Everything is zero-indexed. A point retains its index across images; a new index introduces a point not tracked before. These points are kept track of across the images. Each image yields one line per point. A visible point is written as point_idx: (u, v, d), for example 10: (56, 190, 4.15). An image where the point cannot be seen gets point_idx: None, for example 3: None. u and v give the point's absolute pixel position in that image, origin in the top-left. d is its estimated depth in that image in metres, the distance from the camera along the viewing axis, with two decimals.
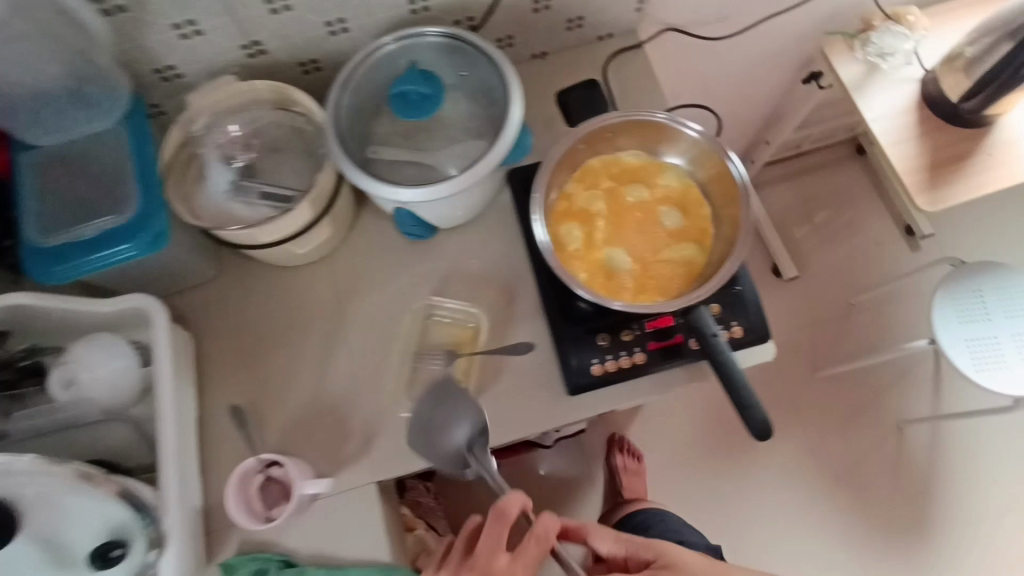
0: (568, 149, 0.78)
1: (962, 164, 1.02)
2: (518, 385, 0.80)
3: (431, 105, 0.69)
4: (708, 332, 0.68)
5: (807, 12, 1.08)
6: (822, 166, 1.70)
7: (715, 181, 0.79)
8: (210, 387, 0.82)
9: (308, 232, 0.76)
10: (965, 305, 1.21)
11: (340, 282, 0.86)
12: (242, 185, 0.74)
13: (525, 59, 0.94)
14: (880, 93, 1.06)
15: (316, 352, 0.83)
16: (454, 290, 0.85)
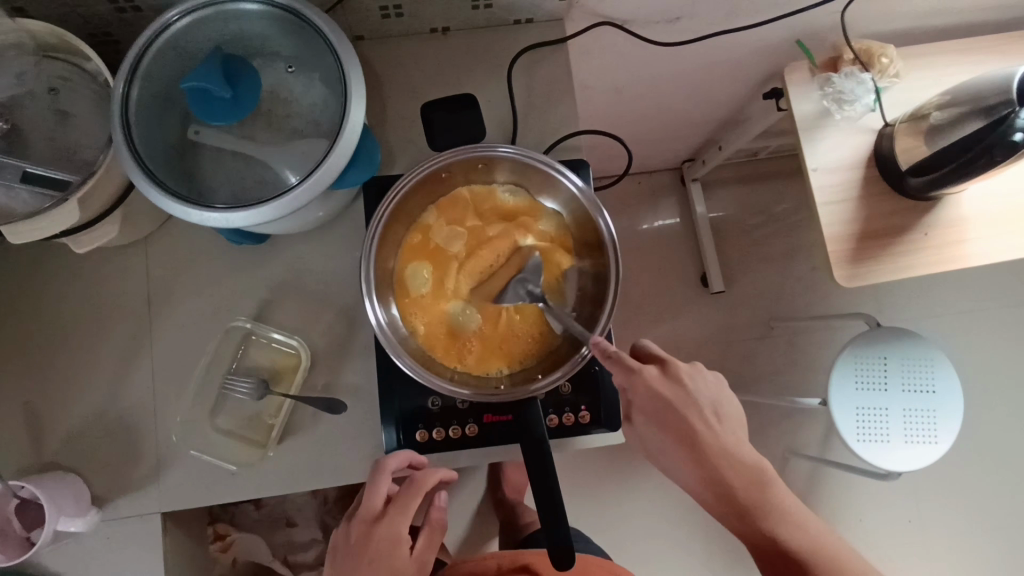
0: (426, 179, 0.64)
1: (892, 240, 0.92)
2: (338, 430, 0.71)
3: (236, 110, 0.54)
4: (536, 432, 0.60)
5: (775, 27, 0.92)
6: (778, 174, 1.52)
7: (593, 241, 0.66)
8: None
9: (90, 226, 0.61)
10: (867, 369, 1.17)
11: (154, 276, 0.73)
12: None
13: (420, 37, 0.78)
14: (832, 141, 0.93)
15: (114, 356, 0.72)
16: (287, 308, 0.73)
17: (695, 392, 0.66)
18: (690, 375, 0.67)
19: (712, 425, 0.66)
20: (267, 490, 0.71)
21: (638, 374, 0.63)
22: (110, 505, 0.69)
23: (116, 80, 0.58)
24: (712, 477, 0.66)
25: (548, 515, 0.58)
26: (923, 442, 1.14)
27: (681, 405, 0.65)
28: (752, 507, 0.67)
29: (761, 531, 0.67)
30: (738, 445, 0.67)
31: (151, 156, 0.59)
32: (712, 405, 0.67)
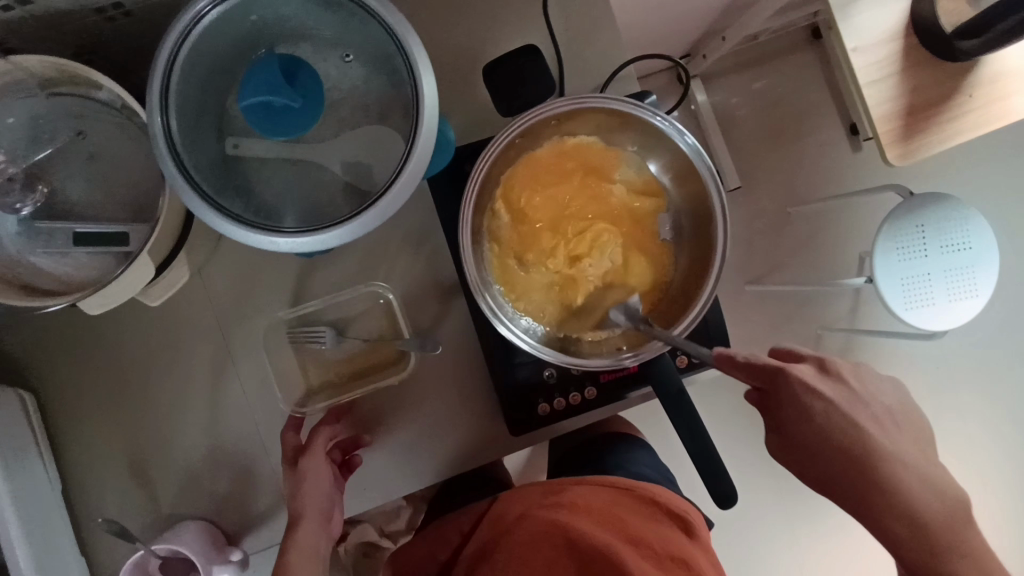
0: (503, 150, 0.59)
1: (940, 108, 0.90)
2: (448, 421, 0.69)
3: (304, 120, 0.48)
4: (674, 386, 0.59)
5: None
6: (778, 54, 1.43)
7: (685, 180, 0.63)
8: (78, 447, 0.67)
9: (162, 272, 0.56)
10: (906, 240, 1.17)
11: (221, 307, 0.68)
12: (43, 226, 0.52)
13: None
14: (867, 15, 0.89)
15: (206, 399, 0.68)
16: (368, 312, 0.69)
17: (865, 394, 0.61)
18: (856, 375, 0.62)
19: (887, 427, 0.60)
20: (393, 494, 0.70)
21: (782, 376, 0.58)
22: (247, 540, 0.68)
23: (150, 111, 0.50)
24: (906, 506, 0.57)
25: (701, 460, 0.59)
26: (966, 298, 1.17)
27: (848, 405, 0.59)
28: (941, 534, 0.58)
29: (949, 570, 0.57)
30: (922, 459, 0.60)
31: (211, 186, 0.52)
32: (884, 405, 0.61)
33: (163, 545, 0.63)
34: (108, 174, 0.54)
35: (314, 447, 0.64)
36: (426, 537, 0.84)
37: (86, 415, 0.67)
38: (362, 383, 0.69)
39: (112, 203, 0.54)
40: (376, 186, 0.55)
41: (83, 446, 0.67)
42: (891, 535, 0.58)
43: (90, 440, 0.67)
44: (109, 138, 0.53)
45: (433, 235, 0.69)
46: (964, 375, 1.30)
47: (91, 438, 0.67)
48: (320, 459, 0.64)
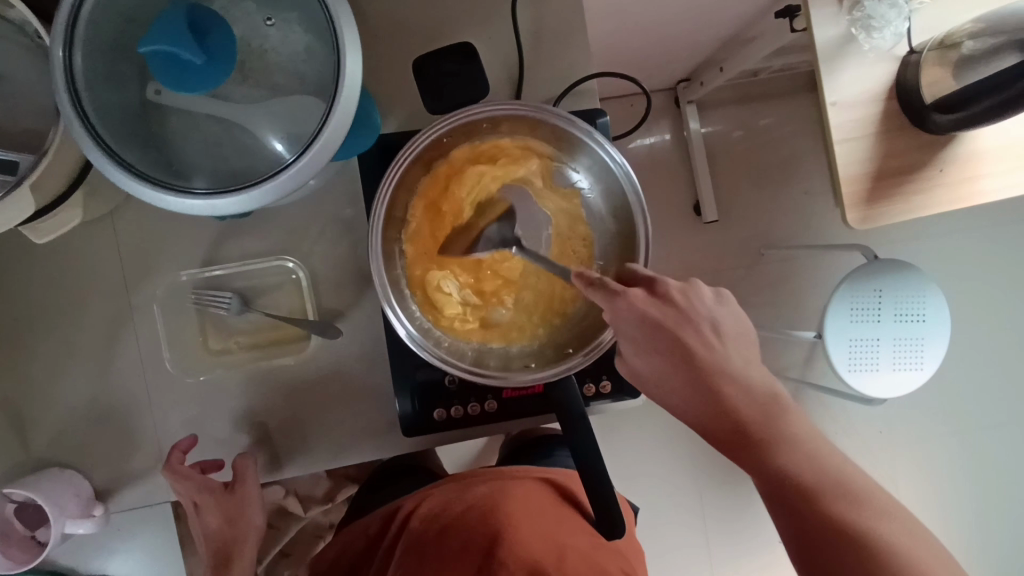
0: (429, 145, 0.58)
1: (907, 177, 0.89)
2: (340, 407, 0.67)
3: (208, 77, 0.45)
4: (574, 409, 0.56)
5: None
6: (774, 94, 1.41)
7: (613, 199, 0.61)
8: None
9: (50, 211, 0.54)
10: (861, 301, 1.16)
11: (125, 255, 0.65)
12: None
13: None
14: (852, 71, 0.87)
15: (95, 346, 0.65)
16: (277, 285, 0.67)
17: (693, 310, 0.55)
18: (685, 293, 0.56)
19: (713, 345, 0.55)
20: (272, 473, 0.67)
21: (622, 300, 0.53)
22: (115, 499, 0.66)
23: (53, 41, 0.47)
24: (724, 408, 0.54)
25: (595, 491, 0.56)
26: (910, 368, 1.16)
27: (674, 325, 0.54)
28: (760, 440, 0.54)
29: (775, 468, 0.52)
30: (748, 365, 0.56)
31: (109, 130, 0.49)
32: (712, 321, 0.56)
33: (18, 491, 0.60)
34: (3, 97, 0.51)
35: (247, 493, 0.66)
36: (347, 530, 0.81)
37: None
38: (262, 356, 0.67)
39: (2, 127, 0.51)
40: (288, 158, 0.52)
41: None
42: (711, 435, 0.55)
43: None
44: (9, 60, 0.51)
45: (356, 217, 0.66)
46: (904, 444, 1.28)
47: None
48: (253, 497, 0.67)
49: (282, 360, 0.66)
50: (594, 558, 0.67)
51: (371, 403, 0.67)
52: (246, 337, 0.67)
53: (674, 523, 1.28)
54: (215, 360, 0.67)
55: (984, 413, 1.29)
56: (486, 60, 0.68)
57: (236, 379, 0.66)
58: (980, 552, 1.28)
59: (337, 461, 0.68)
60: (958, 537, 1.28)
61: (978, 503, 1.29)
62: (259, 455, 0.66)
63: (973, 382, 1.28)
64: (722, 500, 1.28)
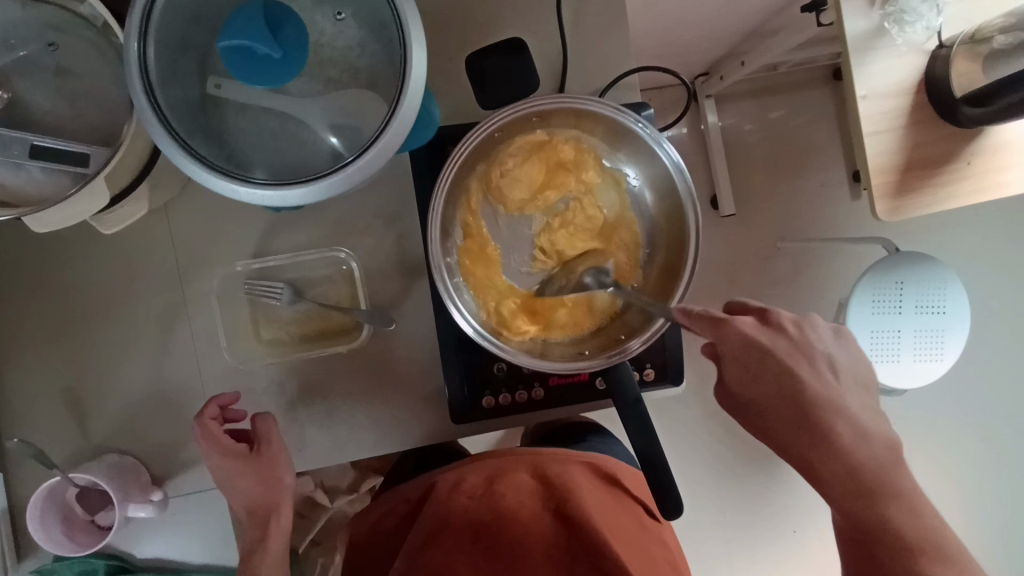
0: (484, 140, 0.58)
1: (936, 170, 0.90)
2: (391, 394, 0.69)
3: (281, 73, 0.47)
4: (630, 394, 0.58)
5: None
6: (794, 88, 1.42)
7: (664, 190, 0.61)
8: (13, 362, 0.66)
9: (119, 203, 0.56)
10: (882, 294, 1.18)
11: (180, 247, 0.66)
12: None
13: None
14: (882, 64, 0.88)
15: (150, 336, 0.66)
16: (327, 275, 0.68)
17: (806, 343, 0.60)
18: (801, 325, 0.61)
19: (828, 379, 0.59)
20: (323, 460, 0.69)
21: (727, 329, 0.58)
22: (171, 484, 0.67)
23: (127, 35, 0.48)
24: (841, 456, 0.57)
25: (650, 471, 0.58)
26: (931, 359, 1.18)
27: (786, 356, 0.58)
28: (875, 488, 0.57)
29: (885, 521, 0.57)
30: (862, 412, 0.59)
31: (180, 123, 0.51)
32: (828, 358, 0.60)
33: (81, 476, 0.61)
34: (73, 91, 0.52)
35: (273, 449, 0.63)
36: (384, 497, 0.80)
37: (28, 332, 0.66)
38: (313, 346, 0.68)
39: (73, 121, 0.52)
40: (352, 151, 0.53)
41: (18, 361, 0.66)
42: (824, 480, 0.58)
43: (27, 358, 0.66)
44: (80, 55, 0.52)
45: (405, 208, 0.68)
46: (926, 435, 1.30)
47: (28, 356, 0.66)
48: (280, 458, 0.64)
49: (333, 350, 0.67)
50: (643, 548, 0.69)
51: (420, 391, 0.69)
52: (296, 327, 0.69)
53: (696, 512, 1.30)
54: (267, 348, 0.68)
55: (1004, 404, 1.30)
56: (532, 53, 0.69)
57: (289, 368, 0.68)
58: (993, 539, 1.30)
59: (387, 447, 0.69)
60: (983, 527, 1.30)
61: (994, 491, 1.30)
62: (310, 440, 0.68)
63: (991, 373, 1.30)
64: (742, 490, 1.30)
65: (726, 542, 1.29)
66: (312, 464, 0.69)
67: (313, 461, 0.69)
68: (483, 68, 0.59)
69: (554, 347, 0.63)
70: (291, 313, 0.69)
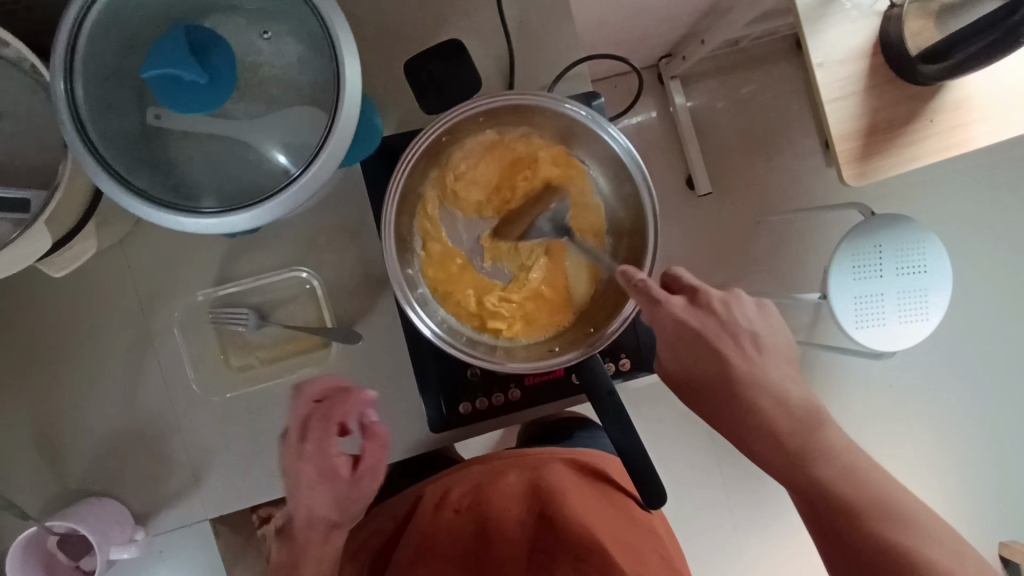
0: (431, 145, 0.58)
1: (899, 131, 0.89)
2: (368, 410, 0.68)
3: (213, 98, 0.46)
4: (603, 387, 0.58)
5: None
6: (758, 61, 1.42)
7: (619, 179, 0.61)
8: None
9: (67, 244, 0.55)
10: (862, 259, 1.17)
11: (139, 282, 0.65)
12: None
13: None
14: (835, 29, 0.87)
15: (117, 374, 0.66)
16: (291, 296, 0.68)
17: (732, 321, 0.61)
18: (727, 303, 0.62)
19: (751, 356, 0.61)
20: (305, 482, 0.68)
21: (662, 309, 0.58)
22: (153, 521, 0.66)
23: (53, 74, 0.47)
24: (762, 425, 0.59)
25: (631, 458, 0.58)
26: (916, 319, 1.18)
27: (711, 333, 0.60)
28: (801, 452, 0.59)
29: (817, 481, 0.58)
30: (781, 384, 0.61)
31: (117, 157, 0.50)
32: (751, 333, 0.61)
33: (61, 523, 0.60)
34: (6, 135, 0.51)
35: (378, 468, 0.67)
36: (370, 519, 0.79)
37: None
38: (284, 368, 0.68)
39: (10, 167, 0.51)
40: (295, 169, 0.52)
41: None
42: (757, 451, 0.60)
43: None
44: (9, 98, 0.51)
45: (363, 220, 0.67)
46: (919, 395, 1.30)
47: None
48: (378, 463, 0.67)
49: (305, 370, 0.67)
50: (633, 544, 0.67)
51: (397, 403, 0.68)
52: (265, 351, 0.68)
53: (699, 495, 1.29)
54: (240, 375, 0.67)
55: (993, 357, 1.30)
56: (477, 52, 0.69)
57: (262, 393, 0.67)
58: (993, 491, 1.31)
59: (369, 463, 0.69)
60: (983, 482, 1.30)
61: (991, 444, 1.31)
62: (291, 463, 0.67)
63: (978, 328, 1.30)
64: (742, 468, 1.30)
65: (730, 521, 1.29)
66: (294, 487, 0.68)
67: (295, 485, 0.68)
68: (424, 73, 0.58)
69: (525, 346, 0.62)
70: (259, 337, 0.68)
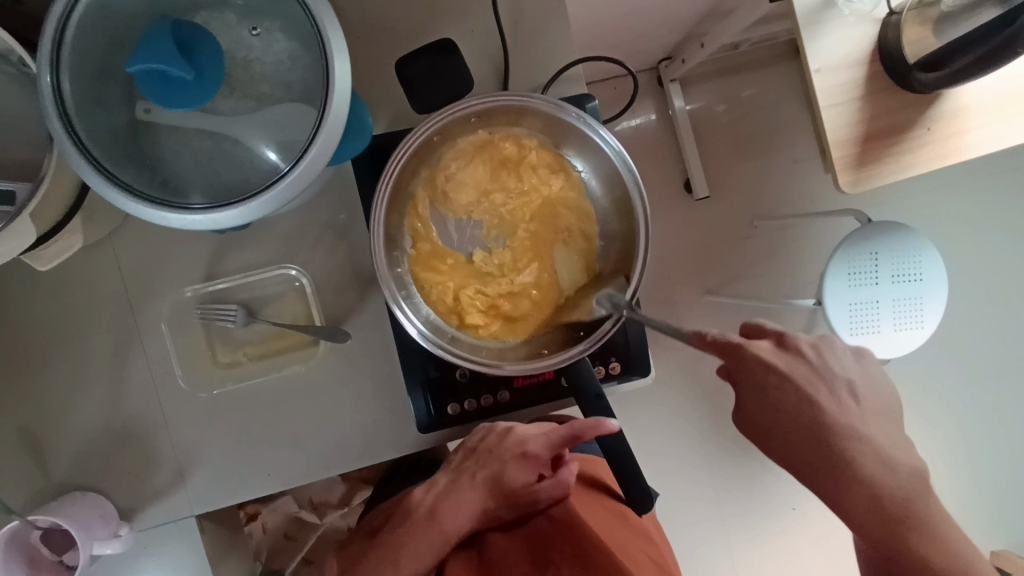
0: (422, 144, 0.57)
1: (896, 138, 0.89)
2: (356, 408, 0.68)
3: (200, 93, 0.46)
4: (591, 390, 0.59)
5: None
6: (757, 65, 1.41)
7: (611, 182, 0.61)
8: None
9: (53, 237, 0.54)
10: (858, 266, 1.17)
11: (128, 277, 0.65)
12: None
13: None
14: (833, 35, 0.87)
15: (104, 369, 0.65)
16: (280, 293, 0.67)
17: (824, 366, 0.62)
18: (819, 349, 0.63)
19: (849, 405, 0.61)
20: (292, 480, 0.68)
21: (745, 352, 0.58)
22: (139, 516, 0.66)
23: (38, 66, 0.47)
24: (866, 484, 0.58)
25: (618, 462, 0.59)
26: (911, 327, 1.18)
27: (801, 379, 0.60)
28: (899, 519, 0.57)
29: (916, 553, 0.56)
30: (885, 446, 0.60)
31: (104, 152, 0.50)
32: (847, 382, 0.63)
33: (44, 518, 0.60)
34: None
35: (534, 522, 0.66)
36: (359, 527, 0.78)
37: None
38: (271, 366, 0.67)
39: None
40: (284, 167, 0.52)
41: None
42: (853, 514, 0.58)
43: None
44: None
45: (353, 218, 0.67)
46: (913, 403, 1.30)
47: None
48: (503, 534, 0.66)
49: (293, 368, 0.67)
50: (622, 543, 0.66)
51: (384, 403, 0.68)
52: (253, 348, 0.68)
53: (692, 498, 1.29)
54: (227, 372, 0.67)
55: (988, 366, 1.30)
56: (470, 52, 0.68)
57: (249, 390, 0.67)
58: (986, 498, 1.31)
59: (357, 462, 0.68)
60: (977, 491, 1.30)
61: (984, 451, 1.31)
62: (277, 461, 0.67)
63: (973, 337, 1.30)
64: (736, 472, 1.29)
65: (721, 525, 1.29)
66: (281, 486, 0.68)
67: (280, 483, 0.68)
68: (414, 72, 0.58)
69: (514, 348, 0.62)
70: (247, 335, 0.68)
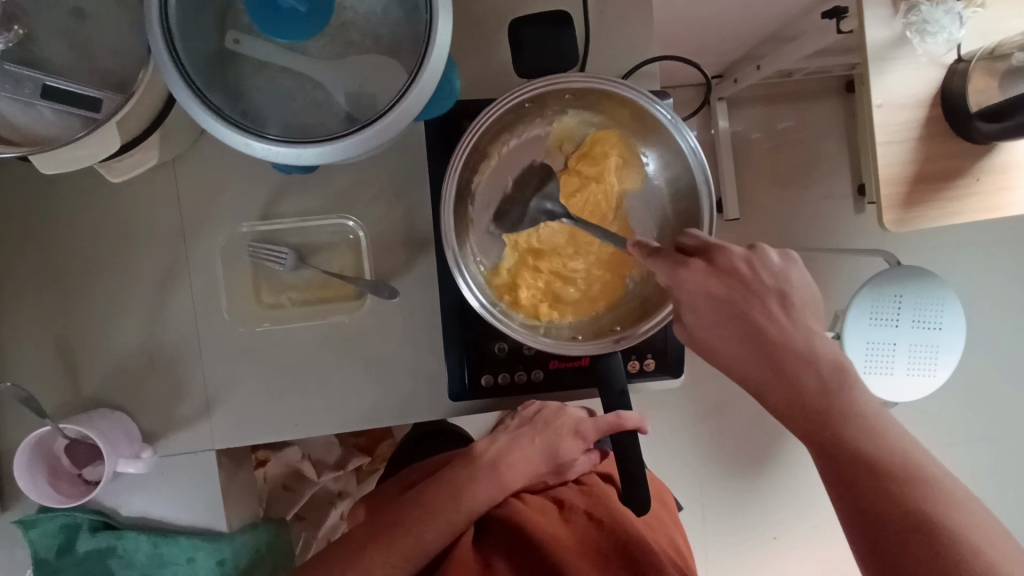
0: (509, 111, 0.58)
1: (947, 184, 0.90)
2: (391, 367, 0.68)
3: (304, 30, 0.46)
4: (616, 385, 0.59)
5: None
6: (806, 94, 1.42)
7: (680, 179, 0.61)
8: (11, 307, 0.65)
9: (128, 150, 0.55)
10: (881, 308, 1.18)
11: (187, 203, 0.65)
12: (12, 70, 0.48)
13: None
14: (900, 73, 0.88)
15: (150, 290, 0.66)
16: (334, 242, 0.68)
17: (759, 283, 0.50)
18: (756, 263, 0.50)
19: (781, 318, 0.49)
20: (318, 429, 0.68)
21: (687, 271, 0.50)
22: (162, 442, 0.66)
23: None
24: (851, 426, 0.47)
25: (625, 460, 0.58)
26: (924, 373, 1.19)
27: (742, 298, 0.49)
28: (834, 413, 0.47)
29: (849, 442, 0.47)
30: (813, 339, 0.49)
31: (198, 75, 0.50)
32: (781, 295, 0.50)
33: (73, 427, 0.60)
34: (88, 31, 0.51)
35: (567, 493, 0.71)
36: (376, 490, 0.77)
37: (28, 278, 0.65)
38: (314, 313, 0.68)
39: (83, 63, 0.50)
40: (368, 114, 0.52)
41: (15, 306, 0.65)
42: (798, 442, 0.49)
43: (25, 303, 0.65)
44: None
45: (417, 180, 0.67)
46: None
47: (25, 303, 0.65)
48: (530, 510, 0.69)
49: (334, 318, 0.67)
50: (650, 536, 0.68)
51: (421, 364, 0.68)
52: (298, 292, 0.68)
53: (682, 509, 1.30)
54: (268, 311, 0.67)
55: (992, 421, 1.31)
56: None
57: (288, 333, 0.67)
58: None
59: (384, 419, 0.69)
60: None
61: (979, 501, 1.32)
62: (307, 407, 0.68)
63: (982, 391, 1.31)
64: (729, 490, 1.30)
65: (708, 538, 1.30)
66: (307, 432, 0.68)
67: (308, 428, 0.68)
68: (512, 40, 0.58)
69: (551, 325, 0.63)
70: (294, 279, 0.68)
